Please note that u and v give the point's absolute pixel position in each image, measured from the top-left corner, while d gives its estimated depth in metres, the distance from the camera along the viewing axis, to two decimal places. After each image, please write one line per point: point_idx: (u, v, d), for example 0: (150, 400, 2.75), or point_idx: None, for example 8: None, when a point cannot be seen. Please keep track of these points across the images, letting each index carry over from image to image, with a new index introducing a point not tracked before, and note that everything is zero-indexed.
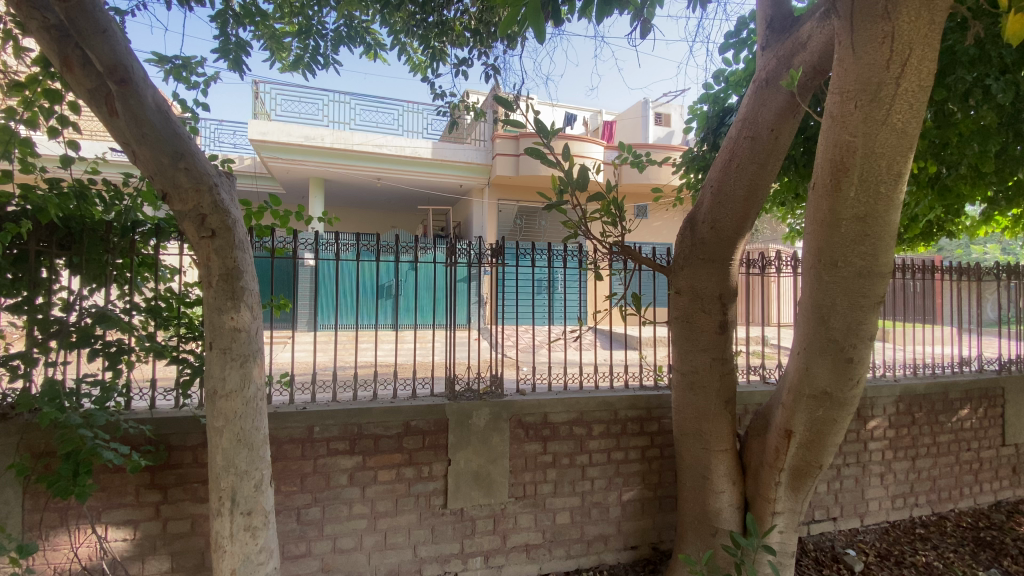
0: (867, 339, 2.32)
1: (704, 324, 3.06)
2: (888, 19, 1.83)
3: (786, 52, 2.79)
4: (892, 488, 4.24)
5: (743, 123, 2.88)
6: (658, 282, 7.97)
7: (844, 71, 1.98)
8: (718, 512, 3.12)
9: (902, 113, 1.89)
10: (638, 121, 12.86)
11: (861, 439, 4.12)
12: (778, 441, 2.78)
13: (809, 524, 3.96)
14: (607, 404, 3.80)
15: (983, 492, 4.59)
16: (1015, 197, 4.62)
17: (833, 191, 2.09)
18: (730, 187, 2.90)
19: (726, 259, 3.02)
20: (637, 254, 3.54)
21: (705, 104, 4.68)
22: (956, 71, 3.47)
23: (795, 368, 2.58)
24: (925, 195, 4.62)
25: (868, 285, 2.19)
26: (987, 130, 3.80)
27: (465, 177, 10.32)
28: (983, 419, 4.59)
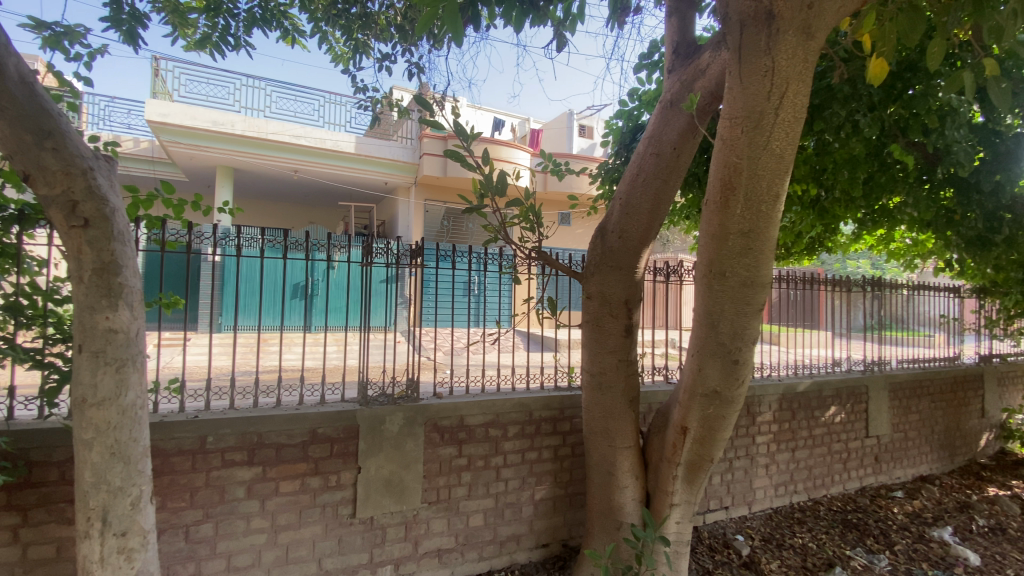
0: (750, 342, 2.55)
1: (612, 327, 3.21)
2: (770, 54, 2.02)
3: (688, 78, 3.02)
4: (776, 477, 4.70)
5: (649, 140, 3.07)
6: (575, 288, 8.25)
7: (733, 98, 2.15)
8: (622, 507, 3.28)
9: (779, 140, 2.10)
10: (563, 131, 13.30)
11: (750, 433, 4.53)
12: (675, 437, 2.98)
13: (704, 513, 4.29)
14: (522, 405, 3.86)
15: (851, 479, 5.21)
16: (879, 219, 5.29)
17: (722, 207, 2.28)
18: (637, 199, 3.07)
19: (632, 267, 3.18)
20: (552, 259, 3.64)
21: (619, 120, 4.94)
22: (833, 106, 3.91)
23: (690, 369, 2.78)
24: (807, 215, 5.19)
25: (751, 294, 2.41)
26: (855, 160, 4.35)
27: (390, 174, 10.04)
28: (851, 414, 5.21)
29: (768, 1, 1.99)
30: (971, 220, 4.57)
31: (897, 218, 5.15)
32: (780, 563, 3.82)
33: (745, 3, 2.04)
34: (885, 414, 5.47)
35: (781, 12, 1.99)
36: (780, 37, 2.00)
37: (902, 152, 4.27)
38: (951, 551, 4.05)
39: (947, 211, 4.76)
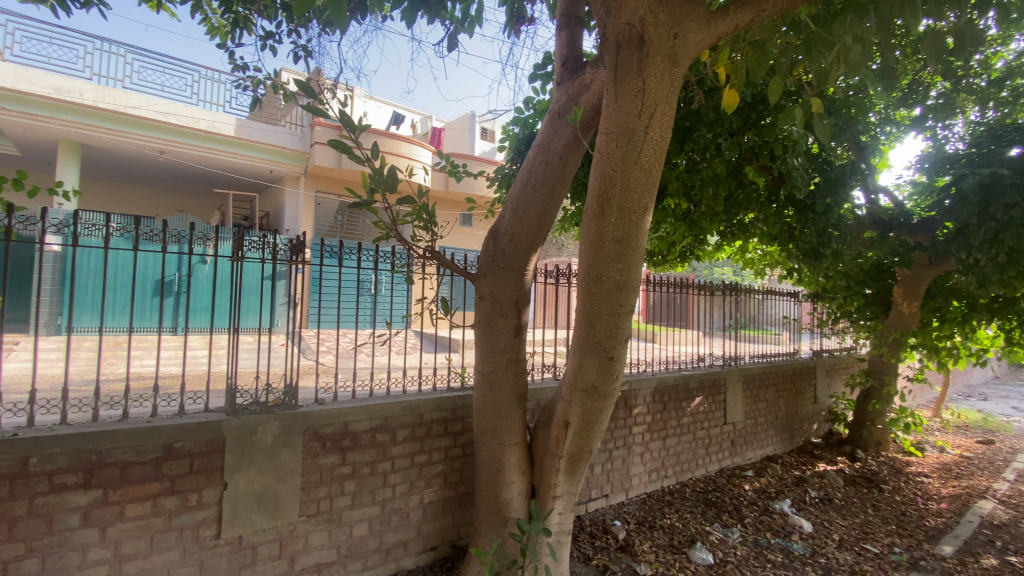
0: (623, 341, 2.75)
1: (502, 327, 3.26)
2: (640, 76, 2.19)
3: (574, 91, 3.19)
4: (649, 464, 5.12)
5: (538, 148, 3.19)
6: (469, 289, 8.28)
7: (609, 113, 2.30)
8: (508, 502, 3.35)
9: (648, 156, 2.29)
10: (464, 132, 13.30)
11: (628, 425, 4.90)
12: (558, 431, 3.11)
13: (587, 502, 4.54)
14: (412, 408, 3.78)
15: (712, 462, 5.85)
16: (737, 233, 6.00)
17: (599, 215, 2.44)
18: (527, 203, 3.17)
19: (522, 269, 3.26)
20: (446, 259, 3.55)
21: (515, 126, 5.05)
22: (701, 130, 4.41)
23: (571, 366, 2.92)
24: (679, 225, 5.76)
25: (624, 296, 2.60)
26: (717, 179, 4.91)
27: (276, 162, 9.28)
28: (712, 404, 5.85)
29: (641, 28, 2.15)
30: (807, 236, 5.20)
31: (751, 232, 5.88)
32: (651, 543, 4.15)
33: (620, 26, 2.17)
34: (739, 402, 6.21)
35: (650, 39, 2.16)
36: (649, 62, 2.17)
37: (754, 173, 4.89)
38: (788, 520, 4.68)
39: (789, 227, 5.37)
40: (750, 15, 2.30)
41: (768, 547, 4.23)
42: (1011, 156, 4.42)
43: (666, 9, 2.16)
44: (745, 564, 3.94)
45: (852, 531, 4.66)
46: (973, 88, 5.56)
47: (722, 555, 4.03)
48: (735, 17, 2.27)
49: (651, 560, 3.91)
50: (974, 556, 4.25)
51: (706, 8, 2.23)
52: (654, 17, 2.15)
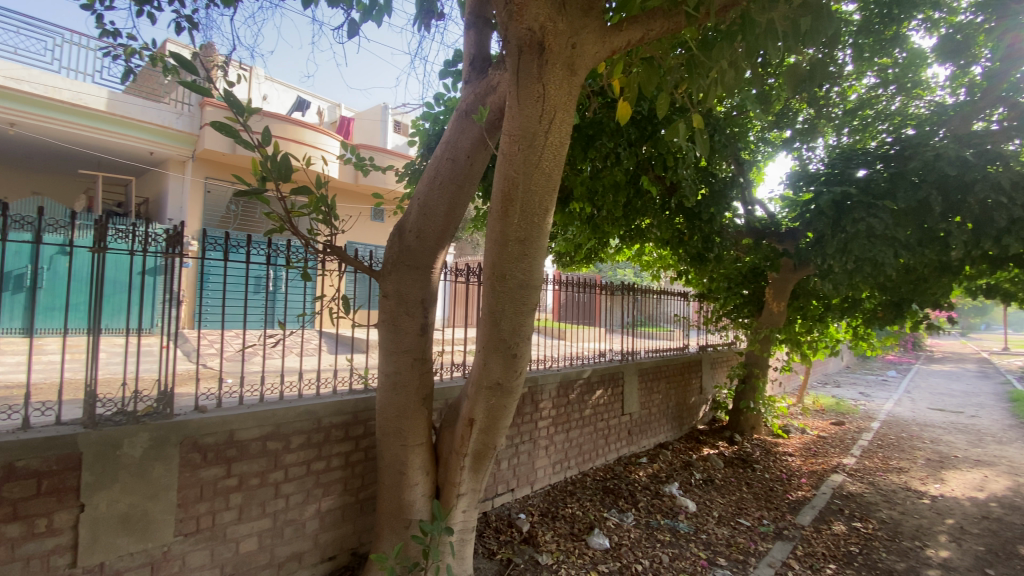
0: (526, 338, 2.80)
1: (407, 326, 3.18)
2: (541, 82, 2.25)
3: (481, 92, 3.20)
4: (554, 456, 5.30)
5: (445, 146, 3.16)
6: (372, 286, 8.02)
7: (511, 117, 2.33)
8: (411, 504, 3.28)
9: (548, 161, 2.36)
10: (375, 124, 12.82)
11: (533, 419, 5.03)
12: (463, 429, 3.11)
13: (492, 498, 4.60)
14: (309, 413, 3.58)
15: (611, 451, 6.20)
16: (635, 237, 6.41)
17: (502, 215, 2.48)
18: (434, 200, 3.13)
19: (428, 267, 3.22)
20: (348, 256, 3.37)
21: (425, 121, 4.94)
22: (603, 139, 4.67)
23: (477, 364, 2.93)
24: (584, 228, 6.06)
25: (527, 295, 2.65)
26: (618, 186, 5.22)
27: (157, 143, 8.33)
28: (611, 396, 6.21)
29: (541, 34, 2.21)
30: (694, 241, 5.85)
31: (647, 237, 6.30)
32: (553, 533, 4.30)
33: (522, 30, 2.21)
34: (635, 394, 6.65)
35: (550, 46, 2.23)
36: (548, 69, 2.24)
37: (649, 182, 5.26)
38: (676, 502, 5.08)
39: (679, 233, 5.92)
40: (641, 32, 2.45)
41: (658, 527, 4.56)
42: (858, 177, 5.15)
43: (565, 19, 2.24)
44: (637, 545, 4.21)
45: (730, 508, 5.17)
46: (834, 117, 6.44)
47: (617, 538, 4.27)
48: (628, 33, 2.41)
49: (552, 549, 4.05)
50: (827, 523, 4.91)
51: (602, 23, 2.36)
52: (554, 25, 2.22)
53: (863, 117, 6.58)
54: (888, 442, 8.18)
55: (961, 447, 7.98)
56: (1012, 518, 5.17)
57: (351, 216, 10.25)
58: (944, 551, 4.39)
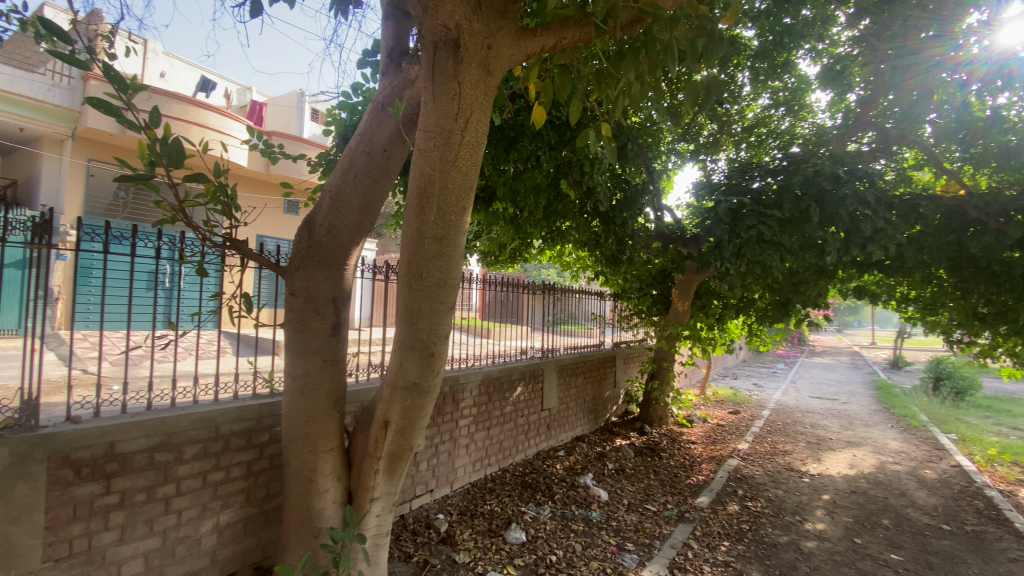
0: (445, 337, 2.64)
1: (317, 326, 3.03)
2: (456, 80, 2.23)
3: (398, 85, 3.13)
4: (474, 455, 5.31)
5: (360, 138, 3.06)
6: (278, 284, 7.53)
7: (427, 113, 2.28)
8: (321, 512, 3.13)
9: (465, 158, 2.31)
10: (290, 111, 12.09)
11: (453, 419, 5.01)
12: (377, 432, 2.95)
13: (410, 500, 4.52)
14: (205, 420, 3.30)
15: (530, 446, 6.33)
16: (556, 238, 6.59)
17: (419, 211, 2.36)
18: (347, 193, 3.02)
19: (340, 264, 3.09)
20: (251, 250, 3.15)
21: (342, 111, 4.73)
22: (524, 141, 4.76)
23: (392, 365, 2.74)
24: (507, 228, 6.14)
25: (445, 294, 2.51)
26: (538, 188, 5.34)
27: (28, 118, 7.29)
28: (531, 392, 6.34)
29: (456, 32, 2.20)
30: (609, 242, 6.15)
31: (567, 239, 6.47)
32: (471, 531, 4.30)
33: (437, 26, 2.20)
34: (554, 389, 6.84)
35: (465, 44, 2.23)
36: (464, 68, 2.23)
37: (568, 186, 5.43)
38: (590, 492, 5.30)
39: (596, 235, 6.26)
40: (553, 40, 2.52)
41: (572, 518, 4.73)
42: (751, 188, 5.67)
43: (480, 19, 2.26)
44: (552, 537, 4.33)
45: (639, 495, 5.48)
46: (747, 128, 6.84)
47: (533, 531, 4.36)
48: (542, 38, 2.47)
49: (470, 547, 4.05)
50: (722, 504, 5.35)
51: (517, 26, 2.40)
52: (469, 24, 2.23)
53: (758, 134, 7.26)
54: (776, 428, 9.07)
55: (835, 430, 9.04)
56: (874, 491, 5.93)
57: (253, 207, 9.65)
58: (820, 524, 4.94)
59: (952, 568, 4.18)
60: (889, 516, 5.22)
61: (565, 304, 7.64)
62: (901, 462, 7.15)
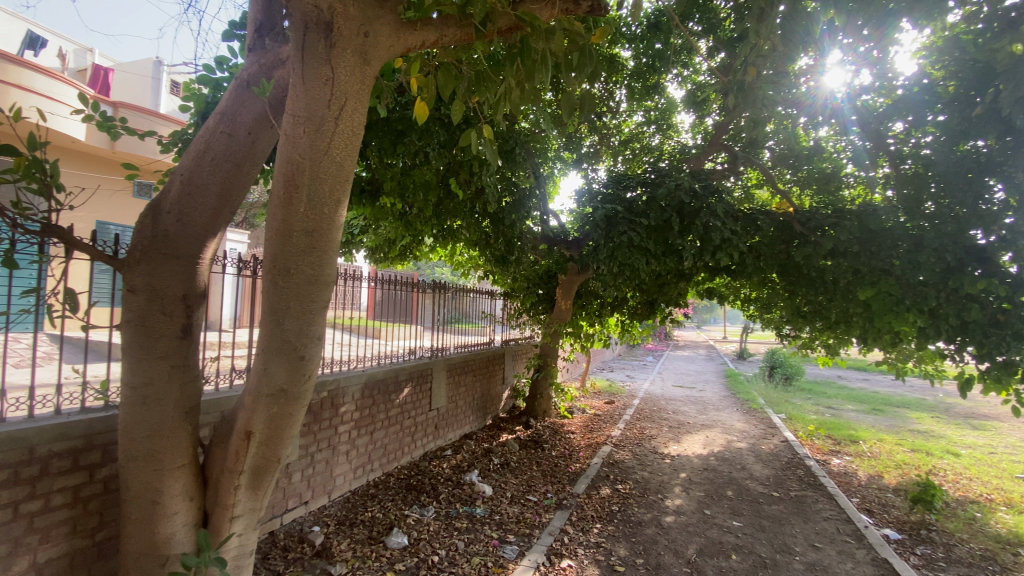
0: (317, 338, 2.46)
1: (163, 327, 2.66)
2: (330, 65, 2.11)
3: (267, 63, 2.87)
4: (355, 461, 5.07)
5: (220, 118, 2.76)
6: (115, 280, 6.49)
7: (295, 97, 2.13)
8: (169, 538, 2.75)
9: (339, 148, 2.18)
10: (145, 82, 10.60)
11: (333, 425, 4.74)
12: (238, 444, 2.67)
13: (281, 515, 4.19)
14: (16, 440, 2.75)
15: (416, 447, 6.22)
16: (446, 236, 6.57)
17: (286, 202, 2.18)
18: (203, 178, 2.70)
19: (194, 257, 2.76)
20: (78, 240, 2.67)
21: (202, 86, 4.21)
22: (411, 135, 4.65)
23: (256, 369, 2.49)
24: (397, 224, 5.98)
25: (316, 292, 2.33)
26: (427, 185, 5.26)
27: None
28: (418, 393, 6.22)
29: (329, 15, 2.08)
30: (499, 242, 6.28)
31: (458, 238, 6.52)
32: (349, 541, 4.11)
33: (307, 5, 2.06)
34: (442, 389, 6.78)
35: (339, 29, 2.12)
36: (338, 53, 2.12)
37: (457, 185, 5.39)
38: (474, 489, 5.35)
39: (485, 235, 6.36)
40: (434, 36, 2.49)
41: (456, 516, 4.74)
42: (625, 198, 6.12)
43: (357, 5, 2.15)
44: (435, 537, 4.29)
45: (521, 487, 5.65)
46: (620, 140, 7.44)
47: (416, 534, 4.29)
48: (422, 33, 2.44)
49: (347, 557, 3.86)
50: (596, 489, 5.73)
51: (396, 17, 2.33)
52: (343, 8, 2.11)
53: (631, 148, 7.99)
54: (645, 414, 9.96)
55: (692, 415, 10.16)
56: (721, 467, 6.77)
57: (83, 187, 8.27)
58: (677, 500, 5.52)
59: (779, 528, 4.92)
60: (733, 487, 6.00)
61: (457, 303, 7.57)
62: (743, 440, 8.25)
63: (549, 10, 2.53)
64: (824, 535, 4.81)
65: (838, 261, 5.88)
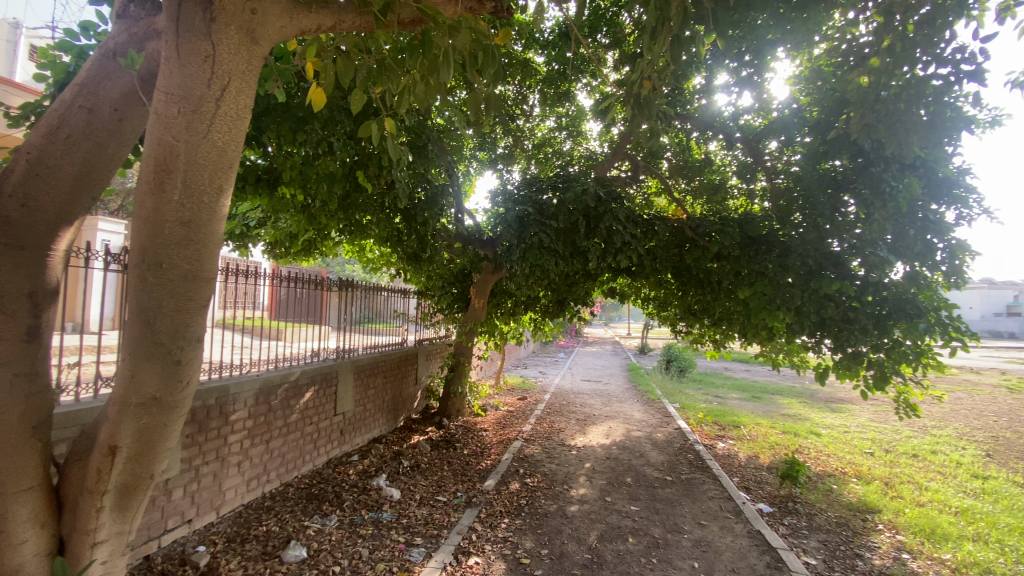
0: (195, 340, 2.23)
1: (2, 330, 2.28)
2: (210, 40, 1.95)
3: (139, 34, 2.57)
4: (248, 473, 4.70)
5: (80, 90, 2.42)
6: None
7: (169, 73, 1.93)
8: (15, 570, 2.32)
9: (221, 133, 2.01)
10: None
11: (222, 435, 4.36)
12: (100, 461, 2.35)
13: (159, 537, 3.77)
14: None
15: (319, 455, 5.90)
16: (354, 232, 6.32)
17: (157, 189, 1.96)
18: (55, 158, 2.36)
19: (43, 249, 2.40)
20: None
21: (64, 53, 3.67)
22: (314, 124, 4.41)
23: (121, 376, 2.22)
24: (298, 218, 5.66)
25: (194, 289, 2.12)
26: (332, 177, 5.03)
27: None
28: (321, 397, 5.90)
29: None
30: (410, 239, 6.14)
31: (367, 233, 6.29)
32: (240, 559, 3.80)
33: None
34: (348, 392, 6.50)
35: (222, 4, 1.96)
36: (221, 29, 1.96)
37: (365, 179, 5.16)
38: (381, 494, 5.19)
39: (397, 232, 6.19)
40: (331, 20, 2.38)
41: (361, 523, 4.56)
42: (537, 200, 6.25)
43: None
44: (337, 547, 4.10)
45: (431, 488, 5.58)
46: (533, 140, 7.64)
47: (315, 546, 4.06)
48: (318, 16, 2.32)
49: None
50: (505, 484, 5.82)
51: None
52: None
53: (544, 152, 8.15)
54: (555, 409, 10.30)
55: (598, 407, 10.68)
56: (622, 455, 7.19)
57: None
58: (582, 489, 5.78)
59: (671, 510, 5.33)
60: (632, 474, 6.39)
61: (367, 302, 7.30)
62: (642, 428, 8.83)
63: (454, 7, 2.50)
64: (709, 513, 5.28)
65: (722, 264, 6.47)
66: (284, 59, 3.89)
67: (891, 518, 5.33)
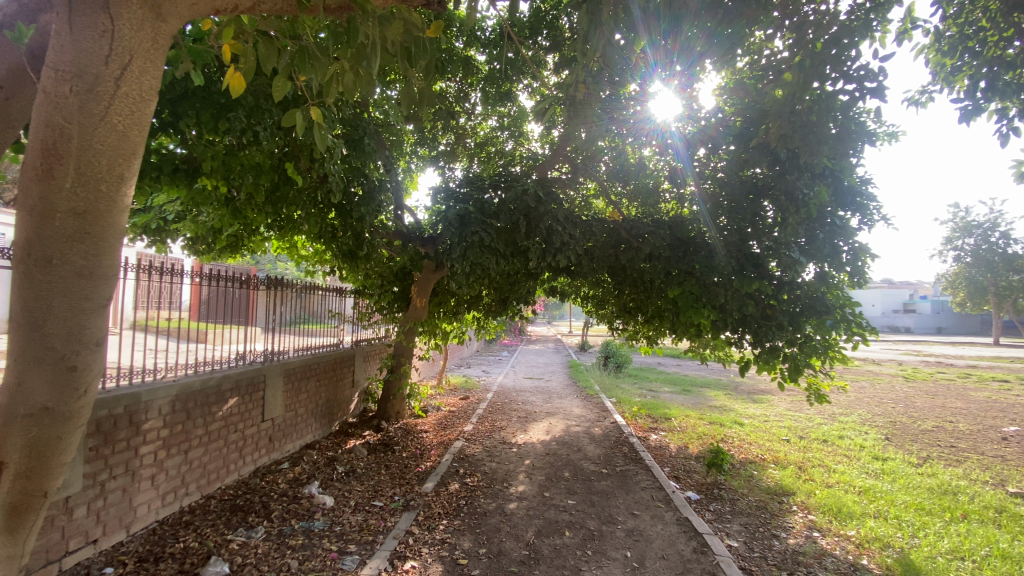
0: (93, 344, 2.01)
1: None
2: (107, 14, 1.79)
3: (29, 4, 2.31)
4: (163, 487, 4.36)
5: None
6: None
7: (59, 48, 1.76)
8: None
9: (122, 115, 1.85)
10: None
11: (132, 446, 4.01)
12: None
13: (59, 560, 3.41)
14: None
15: (245, 464, 5.57)
16: (284, 226, 6.02)
17: (45, 176, 1.77)
18: None
19: None
20: None
21: None
22: (238, 112, 4.14)
23: (3, 385, 1.95)
24: (221, 211, 5.35)
25: (91, 288, 1.92)
26: (258, 169, 4.78)
27: None
28: (247, 403, 5.56)
29: None
30: (345, 235, 5.90)
31: (298, 229, 6.01)
32: None
33: None
34: (277, 397, 6.17)
35: None
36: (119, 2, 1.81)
37: (294, 171, 4.92)
38: (313, 502, 4.98)
39: (332, 228, 5.95)
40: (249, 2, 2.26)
41: (290, 533, 4.35)
42: (478, 199, 6.23)
43: None
44: (263, 560, 3.89)
45: (367, 493, 5.42)
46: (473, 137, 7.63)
47: (240, 560, 3.83)
48: None
49: None
50: (444, 485, 5.76)
51: None
52: None
53: (487, 151, 8.12)
54: (497, 407, 10.33)
55: (539, 404, 10.81)
56: (561, 451, 7.33)
57: None
58: (521, 486, 5.83)
59: (606, 502, 5.49)
60: (570, 469, 6.53)
61: (299, 301, 6.97)
62: (581, 424, 9.05)
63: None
64: (641, 503, 5.49)
65: (655, 263, 6.74)
66: (201, 41, 3.65)
67: (803, 500, 5.78)
